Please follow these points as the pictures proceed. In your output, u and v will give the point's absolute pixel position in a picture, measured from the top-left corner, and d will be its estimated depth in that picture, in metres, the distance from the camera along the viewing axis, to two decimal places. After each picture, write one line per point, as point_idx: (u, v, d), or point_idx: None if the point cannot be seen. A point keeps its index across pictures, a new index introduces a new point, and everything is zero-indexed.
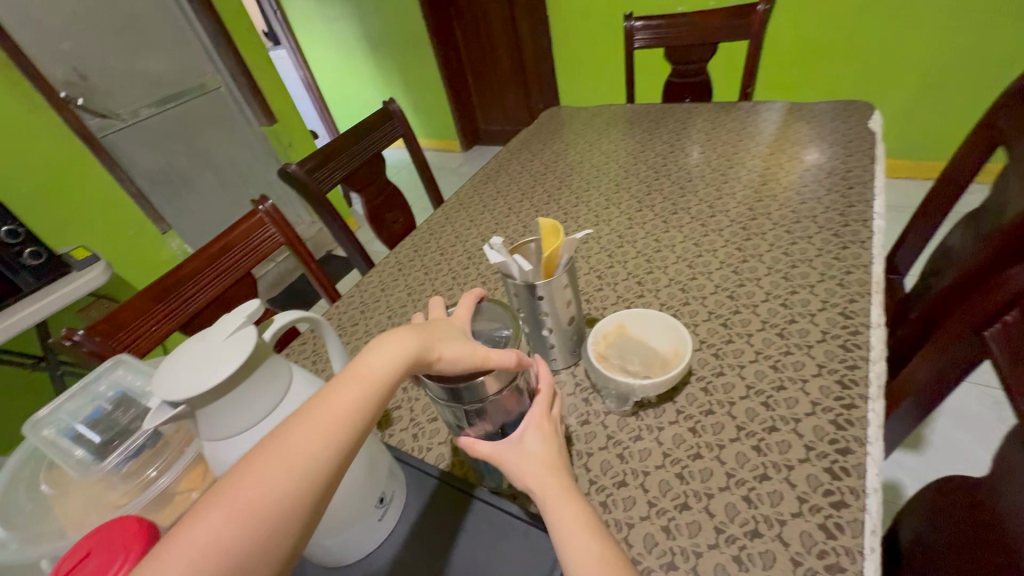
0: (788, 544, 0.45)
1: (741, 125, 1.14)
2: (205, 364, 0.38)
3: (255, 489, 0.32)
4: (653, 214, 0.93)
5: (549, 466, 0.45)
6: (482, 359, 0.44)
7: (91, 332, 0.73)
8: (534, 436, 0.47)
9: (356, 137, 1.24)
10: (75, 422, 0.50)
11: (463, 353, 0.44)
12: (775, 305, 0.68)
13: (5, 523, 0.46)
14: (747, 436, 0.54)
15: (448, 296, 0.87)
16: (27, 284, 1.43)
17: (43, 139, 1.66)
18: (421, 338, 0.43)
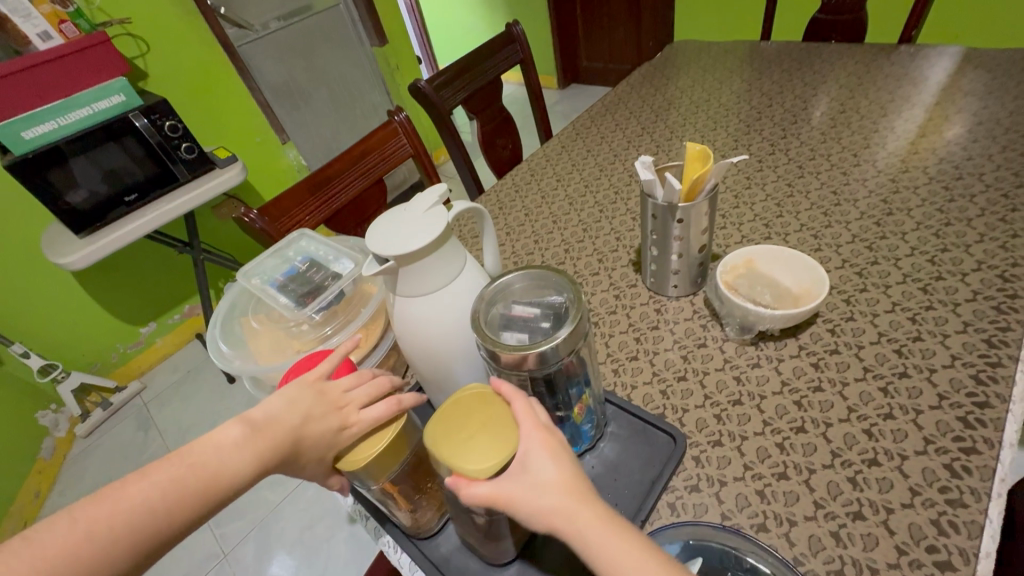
0: (907, 476, 0.47)
1: (901, 72, 1.03)
2: (408, 232, 0.45)
3: (213, 466, 0.39)
4: (787, 159, 0.89)
5: (572, 492, 0.37)
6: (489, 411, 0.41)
7: (262, 213, 0.84)
8: (540, 458, 0.38)
9: (480, 58, 1.25)
10: (275, 276, 0.61)
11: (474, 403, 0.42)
12: (921, 260, 0.65)
13: (227, 343, 0.59)
14: (875, 377, 0.55)
15: (565, 220, 0.90)
16: (182, 175, 1.64)
17: (192, 45, 1.83)
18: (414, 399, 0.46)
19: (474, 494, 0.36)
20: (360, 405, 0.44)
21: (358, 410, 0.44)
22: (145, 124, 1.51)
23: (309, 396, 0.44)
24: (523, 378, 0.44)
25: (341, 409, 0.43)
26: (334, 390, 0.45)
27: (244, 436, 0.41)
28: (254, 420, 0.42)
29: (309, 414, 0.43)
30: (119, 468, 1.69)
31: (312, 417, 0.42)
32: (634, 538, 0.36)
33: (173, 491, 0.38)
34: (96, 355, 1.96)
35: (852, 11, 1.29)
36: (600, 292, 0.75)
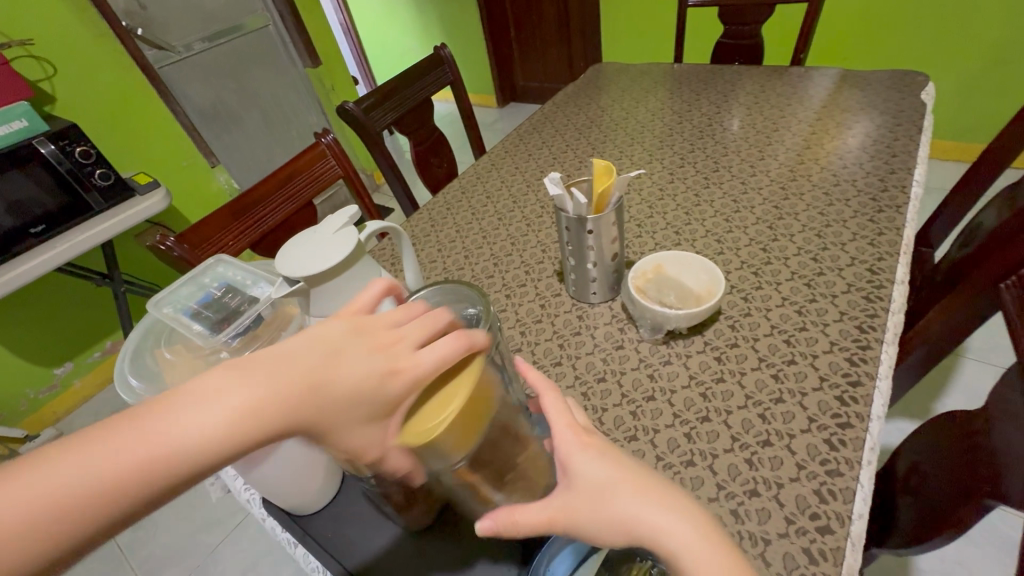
0: (794, 452, 0.52)
1: (790, 90, 1.15)
2: (319, 252, 0.45)
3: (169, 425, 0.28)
4: (695, 171, 0.97)
5: (634, 484, 0.34)
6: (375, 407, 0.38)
7: (180, 240, 0.82)
8: (586, 459, 0.35)
9: (409, 80, 1.28)
10: (189, 303, 0.59)
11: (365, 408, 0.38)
12: (806, 259, 0.73)
13: (137, 376, 0.56)
14: (768, 366, 0.61)
15: (494, 235, 0.93)
16: (97, 203, 1.55)
17: (106, 67, 1.74)
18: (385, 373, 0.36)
19: (530, 517, 0.34)
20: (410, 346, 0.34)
21: (415, 350, 0.34)
22: (53, 150, 1.42)
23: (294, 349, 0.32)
24: None
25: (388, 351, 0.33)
26: (310, 356, 0.32)
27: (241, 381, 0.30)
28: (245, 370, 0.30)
29: (358, 353, 0.33)
30: None
31: (325, 365, 0.32)
32: (705, 527, 0.33)
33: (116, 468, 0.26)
34: (3, 402, 1.78)
35: (750, 36, 1.43)
36: (527, 303, 0.78)
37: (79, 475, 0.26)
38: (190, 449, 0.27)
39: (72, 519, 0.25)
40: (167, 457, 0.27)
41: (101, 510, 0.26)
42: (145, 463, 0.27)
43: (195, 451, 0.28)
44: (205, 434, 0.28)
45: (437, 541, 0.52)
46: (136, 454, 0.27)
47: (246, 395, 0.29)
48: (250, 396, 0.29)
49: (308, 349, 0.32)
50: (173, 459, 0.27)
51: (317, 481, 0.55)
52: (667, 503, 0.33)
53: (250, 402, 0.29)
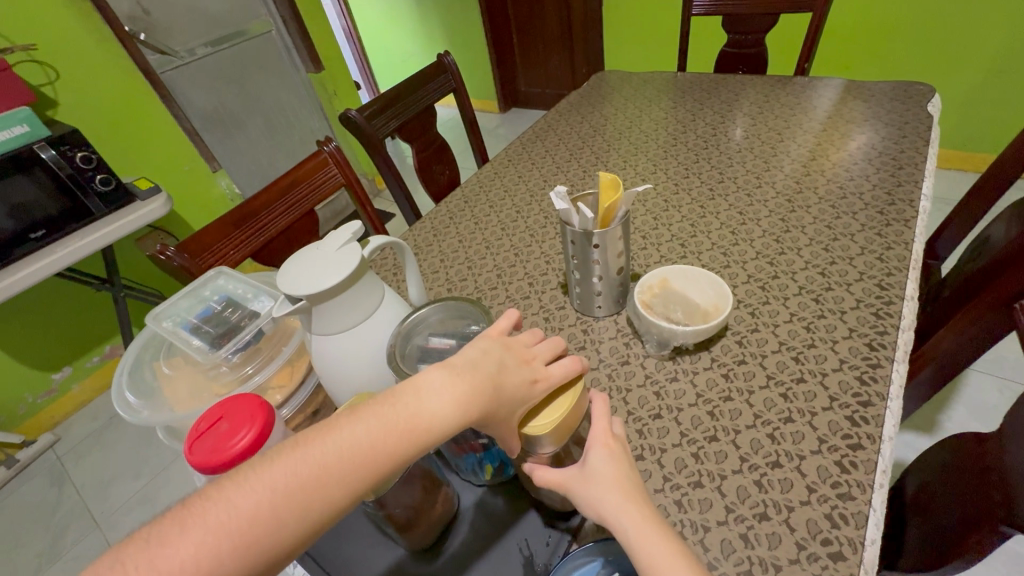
0: (805, 474, 0.51)
1: (795, 101, 1.14)
2: (321, 270, 0.45)
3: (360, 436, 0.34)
4: (700, 182, 0.96)
5: (625, 489, 0.40)
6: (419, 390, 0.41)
7: (181, 249, 0.81)
8: (598, 454, 0.42)
9: (412, 87, 1.27)
10: (189, 318, 0.58)
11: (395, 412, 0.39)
12: (813, 273, 0.72)
13: (135, 392, 0.56)
14: (776, 384, 0.60)
15: (498, 245, 0.93)
16: (98, 209, 1.54)
17: (108, 72, 1.74)
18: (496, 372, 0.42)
19: (543, 475, 0.43)
20: (541, 363, 0.43)
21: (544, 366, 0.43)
22: (54, 155, 1.41)
23: (475, 357, 0.40)
24: None
25: (529, 364, 0.42)
26: (406, 397, 0.36)
27: (412, 401, 0.36)
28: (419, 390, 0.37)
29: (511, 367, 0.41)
30: (27, 532, 1.52)
31: (445, 389, 0.37)
32: (672, 541, 0.38)
33: (328, 471, 0.33)
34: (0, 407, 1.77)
35: (754, 45, 1.42)
36: (531, 315, 0.77)
37: (246, 507, 0.30)
38: (326, 483, 0.32)
39: (240, 552, 0.30)
40: (299, 491, 0.32)
41: (265, 540, 0.30)
42: (286, 500, 0.31)
43: (330, 480, 0.33)
44: (332, 470, 0.33)
45: (439, 562, 0.51)
46: (274, 492, 0.31)
47: (372, 427, 0.34)
48: (365, 435, 0.34)
49: (409, 390, 0.37)
50: (308, 496, 0.32)
51: None
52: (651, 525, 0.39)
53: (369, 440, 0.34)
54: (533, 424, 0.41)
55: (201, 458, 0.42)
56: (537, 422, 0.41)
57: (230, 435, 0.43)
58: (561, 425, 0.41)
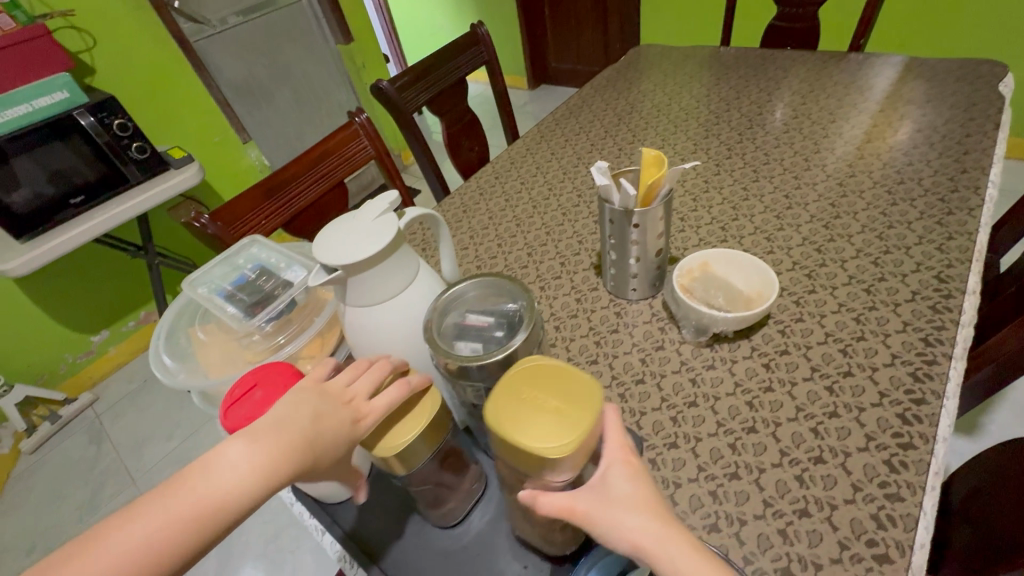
0: (850, 472, 0.49)
1: (850, 79, 1.07)
2: (358, 240, 0.44)
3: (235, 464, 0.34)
4: (742, 163, 0.92)
5: (654, 512, 0.34)
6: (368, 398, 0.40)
7: (214, 218, 0.81)
8: (619, 474, 0.35)
9: (444, 58, 1.24)
10: (224, 285, 0.58)
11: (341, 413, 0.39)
12: (865, 262, 0.68)
13: (171, 355, 0.56)
14: (821, 377, 0.57)
15: (529, 223, 0.90)
16: (134, 176, 1.57)
17: (143, 40, 1.75)
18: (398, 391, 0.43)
19: (550, 502, 0.34)
20: (365, 397, 0.40)
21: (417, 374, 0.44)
22: (92, 122, 1.44)
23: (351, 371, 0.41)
24: (474, 389, 0.43)
25: (351, 402, 0.39)
26: (296, 420, 0.36)
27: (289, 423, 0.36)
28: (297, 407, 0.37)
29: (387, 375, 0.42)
30: (70, 484, 1.60)
31: (321, 416, 0.37)
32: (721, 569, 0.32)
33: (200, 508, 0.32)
34: (44, 365, 1.86)
35: (805, 18, 1.34)
36: (562, 296, 0.75)
37: (116, 549, 0.29)
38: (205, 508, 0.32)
39: None
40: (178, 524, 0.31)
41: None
42: (179, 530, 0.31)
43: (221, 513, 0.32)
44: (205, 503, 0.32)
45: (466, 538, 0.51)
46: (161, 527, 0.31)
47: (256, 455, 0.34)
48: (252, 454, 0.34)
49: (295, 415, 0.37)
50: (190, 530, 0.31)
51: (346, 473, 0.53)
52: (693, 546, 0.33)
53: (260, 467, 0.34)
54: (542, 444, 0.33)
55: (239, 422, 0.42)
56: (545, 444, 0.33)
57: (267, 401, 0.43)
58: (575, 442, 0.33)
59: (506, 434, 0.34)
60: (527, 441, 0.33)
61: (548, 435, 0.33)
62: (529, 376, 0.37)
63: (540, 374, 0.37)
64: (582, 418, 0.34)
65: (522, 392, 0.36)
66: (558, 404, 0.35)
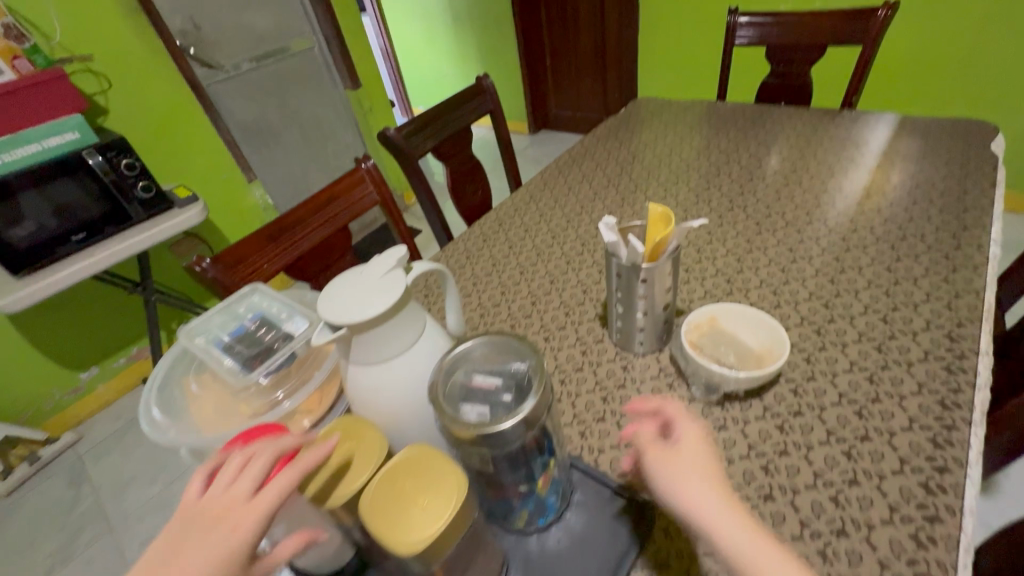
0: (875, 548, 0.46)
1: (846, 135, 1.10)
2: (366, 296, 0.43)
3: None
4: (745, 215, 0.93)
5: None
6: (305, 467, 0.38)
7: (216, 261, 0.80)
8: None
9: (451, 108, 1.28)
10: (222, 335, 0.57)
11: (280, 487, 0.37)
12: (874, 319, 0.67)
13: (161, 409, 0.54)
14: (838, 441, 0.55)
15: (532, 271, 0.90)
16: (138, 215, 1.58)
17: (157, 84, 1.80)
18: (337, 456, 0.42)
19: None
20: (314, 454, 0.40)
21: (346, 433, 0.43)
22: (100, 161, 1.45)
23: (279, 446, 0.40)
24: (482, 456, 0.41)
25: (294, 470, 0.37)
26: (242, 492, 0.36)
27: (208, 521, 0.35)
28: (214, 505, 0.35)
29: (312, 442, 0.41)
30: (44, 532, 1.52)
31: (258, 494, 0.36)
32: None
33: None
34: (28, 403, 1.80)
35: (798, 76, 1.39)
36: (567, 348, 0.73)
37: None
38: None
39: None
40: None
41: None
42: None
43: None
44: None
45: None
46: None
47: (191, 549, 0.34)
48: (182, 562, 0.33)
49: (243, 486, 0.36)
50: None
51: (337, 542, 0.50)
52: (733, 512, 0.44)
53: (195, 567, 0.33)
54: (409, 537, 0.35)
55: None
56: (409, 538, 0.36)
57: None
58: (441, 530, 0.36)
59: (374, 526, 0.37)
60: (393, 533, 0.36)
61: (415, 529, 0.36)
62: (409, 465, 0.40)
63: (411, 467, 0.40)
64: (449, 506, 0.37)
65: (398, 480, 0.39)
66: (423, 499, 0.38)
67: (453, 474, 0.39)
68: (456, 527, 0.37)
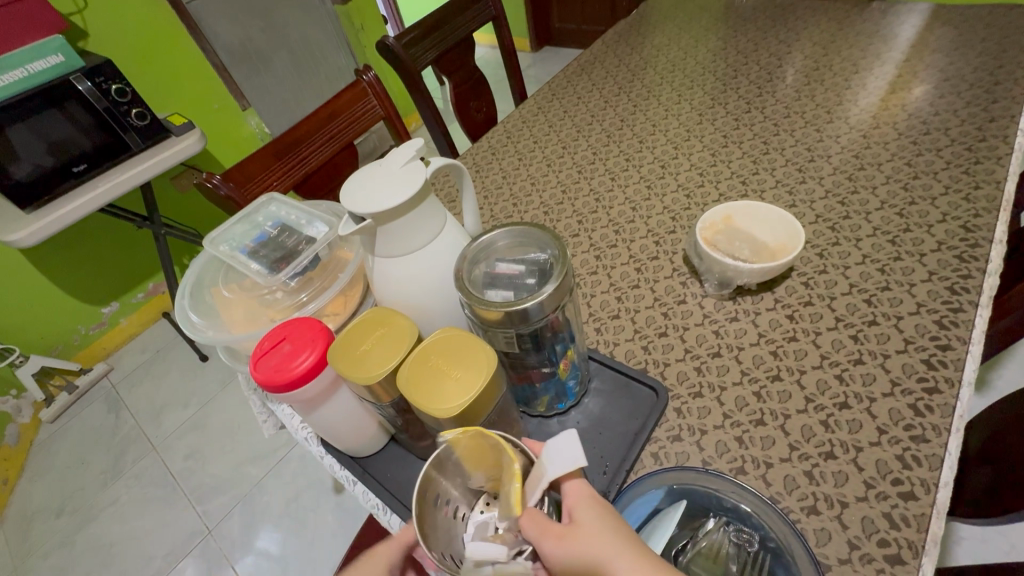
0: (875, 416, 0.49)
1: (874, 28, 1.03)
2: (387, 185, 0.43)
3: None
4: (762, 116, 0.89)
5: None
6: None
7: (226, 179, 0.80)
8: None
9: (452, 14, 1.20)
10: (245, 241, 0.58)
11: None
12: (890, 213, 0.67)
13: (197, 311, 0.57)
14: (846, 326, 0.57)
15: (543, 182, 0.89)
16: (136, 144, 1.54)
17: (134, 2, 1.69)
18: None
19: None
20: None
21: None
22: (89, 87, 1.40)
23: None
24: (508, 335, 0.43)
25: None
26: None
27: None
28: None
29: None
30: (93, 451, 1.64)
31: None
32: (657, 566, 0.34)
33: None
34: (56, 337, 1.87)
35: None
36: (581, 254, 0.74)
37: None
38: None
39: None
40: None
41: None
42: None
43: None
44: None
45: None
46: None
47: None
48: None
49: None
50: None
51: (372, 427, 0.54)
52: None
53: None
54: (444, 403, 0.38)
55: (266, 371, 0.43)
56: (445, 403, 0.38)
57: (294, 356, 0.44)
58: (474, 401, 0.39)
59: (413, 397, 0.39)
60: (433, 402, 0.39)
61: (453, 398, 0.39)
62: (440, 344, 0.42)
63: (447, 346, 0.42)
64: (481, 378, 0.40)
65: (430, 359, 0.42)
66: (456, 372, 0.40)
67: (483, 350, 0.42)
68: (488, 396, 0.40)
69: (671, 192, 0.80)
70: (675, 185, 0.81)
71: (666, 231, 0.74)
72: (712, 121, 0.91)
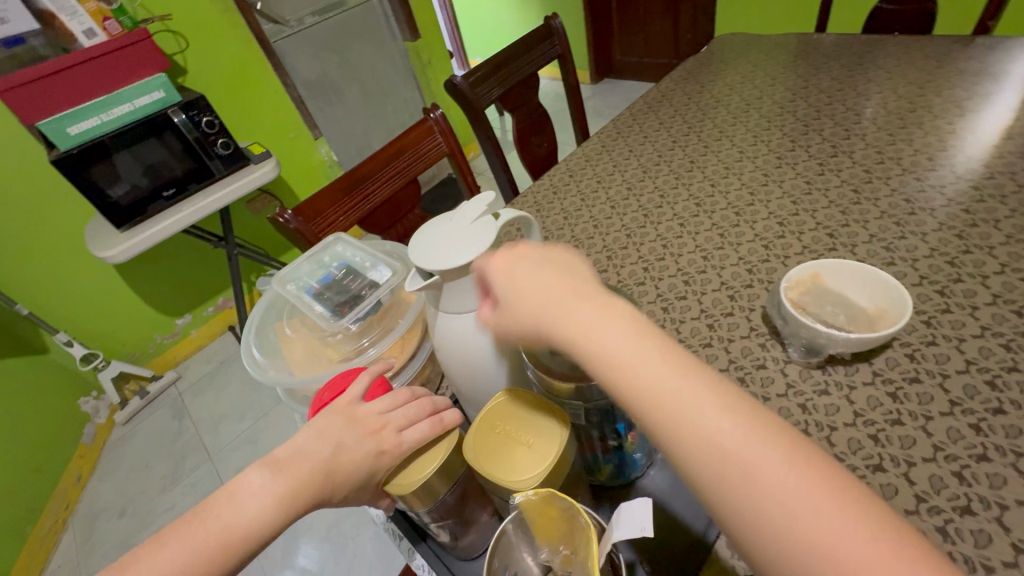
0: (1008, 529, 0.42)
1: (981, 66, 0.94)
2: (458, 242, 0.42)
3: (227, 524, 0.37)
4: (851, 161, 0.83)
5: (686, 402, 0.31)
6: (372, 431, 0.39)
7: (297, 213, 0.83)
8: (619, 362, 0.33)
9: (518, 54, 1.21)
10: (311, 282, 0.59)
11: (357, 444, 0.39)
12: (1012, 279, 0.59)
13: (262, 348, 0.58)
14: (964, 412, 0.49)
15: (607, 225, 0.86)
16: (219, 171, 1.66)
17: (228, 43, 1.85)
18: (375, 443, 0.39)
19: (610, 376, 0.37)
20: (395, 429, 0.40)
21: (396, 433, 0.40)
22: (184, 120, 1.53)
23: (303, 446, 0.39)
24: (575, 405, 0.41)
25: (377, 433, 0.39)
26: (319, 450, 0.39)
27: (268, 478, 0.38)
28: (274, 462, 0.39)
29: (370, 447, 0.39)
30: (156, 456, 1.73)
31: (342, 447, 0.39)
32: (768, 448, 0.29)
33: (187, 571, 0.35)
34: (135, 345, 2.01)
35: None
36: (646, 304, 0.70)
37: None
38: None
39: None
40: None
41: None
42: (204, 555, 0.36)
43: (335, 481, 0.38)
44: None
45: None
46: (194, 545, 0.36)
47: (273, 485, 0.38)
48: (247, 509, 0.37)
49: (319, 445, 0.39)
50: None
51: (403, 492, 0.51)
52: (747, 438, 0.29)
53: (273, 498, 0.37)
54: (516, 475, 0.36)
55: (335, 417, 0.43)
56: (515, 475, 0.36)
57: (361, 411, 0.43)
58: (549, 474, 0.36)
59: (480, 467, 0.37)
60: (505, 472, 0.36)
61: (524, 470, 0.36)
62: (504, 409, 0.40)
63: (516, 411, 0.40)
64: (554, 451, 0.36)
65: (497, 425, 0.39)
66: (529, 440, 0.38)
67: (555, 415, 0.39)
68: (561, 468, 0.37)
69: (747, 241, 0.74)
70: (753, 233, 0.75)
71: (742, 284, 0.68)
72: (793, 165, 0.86)
